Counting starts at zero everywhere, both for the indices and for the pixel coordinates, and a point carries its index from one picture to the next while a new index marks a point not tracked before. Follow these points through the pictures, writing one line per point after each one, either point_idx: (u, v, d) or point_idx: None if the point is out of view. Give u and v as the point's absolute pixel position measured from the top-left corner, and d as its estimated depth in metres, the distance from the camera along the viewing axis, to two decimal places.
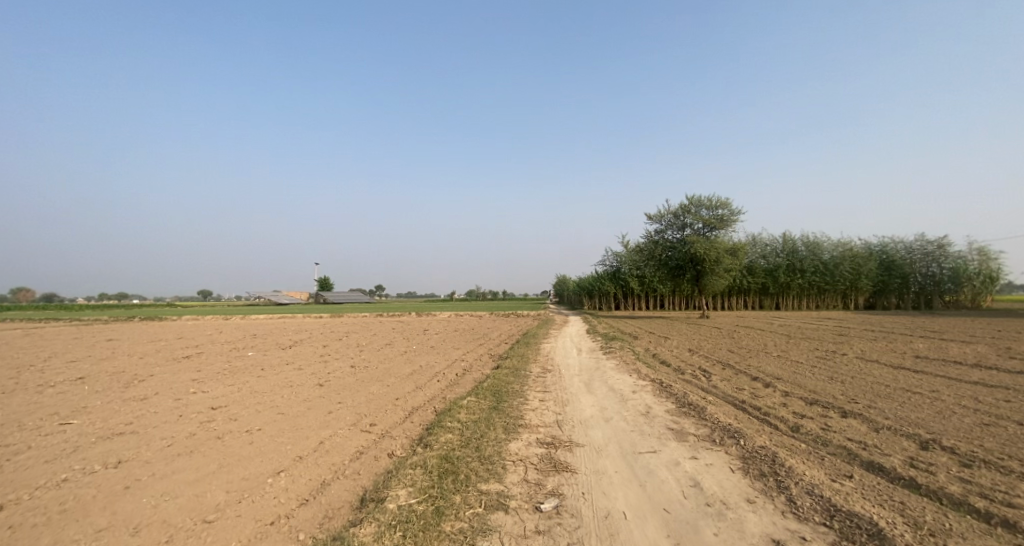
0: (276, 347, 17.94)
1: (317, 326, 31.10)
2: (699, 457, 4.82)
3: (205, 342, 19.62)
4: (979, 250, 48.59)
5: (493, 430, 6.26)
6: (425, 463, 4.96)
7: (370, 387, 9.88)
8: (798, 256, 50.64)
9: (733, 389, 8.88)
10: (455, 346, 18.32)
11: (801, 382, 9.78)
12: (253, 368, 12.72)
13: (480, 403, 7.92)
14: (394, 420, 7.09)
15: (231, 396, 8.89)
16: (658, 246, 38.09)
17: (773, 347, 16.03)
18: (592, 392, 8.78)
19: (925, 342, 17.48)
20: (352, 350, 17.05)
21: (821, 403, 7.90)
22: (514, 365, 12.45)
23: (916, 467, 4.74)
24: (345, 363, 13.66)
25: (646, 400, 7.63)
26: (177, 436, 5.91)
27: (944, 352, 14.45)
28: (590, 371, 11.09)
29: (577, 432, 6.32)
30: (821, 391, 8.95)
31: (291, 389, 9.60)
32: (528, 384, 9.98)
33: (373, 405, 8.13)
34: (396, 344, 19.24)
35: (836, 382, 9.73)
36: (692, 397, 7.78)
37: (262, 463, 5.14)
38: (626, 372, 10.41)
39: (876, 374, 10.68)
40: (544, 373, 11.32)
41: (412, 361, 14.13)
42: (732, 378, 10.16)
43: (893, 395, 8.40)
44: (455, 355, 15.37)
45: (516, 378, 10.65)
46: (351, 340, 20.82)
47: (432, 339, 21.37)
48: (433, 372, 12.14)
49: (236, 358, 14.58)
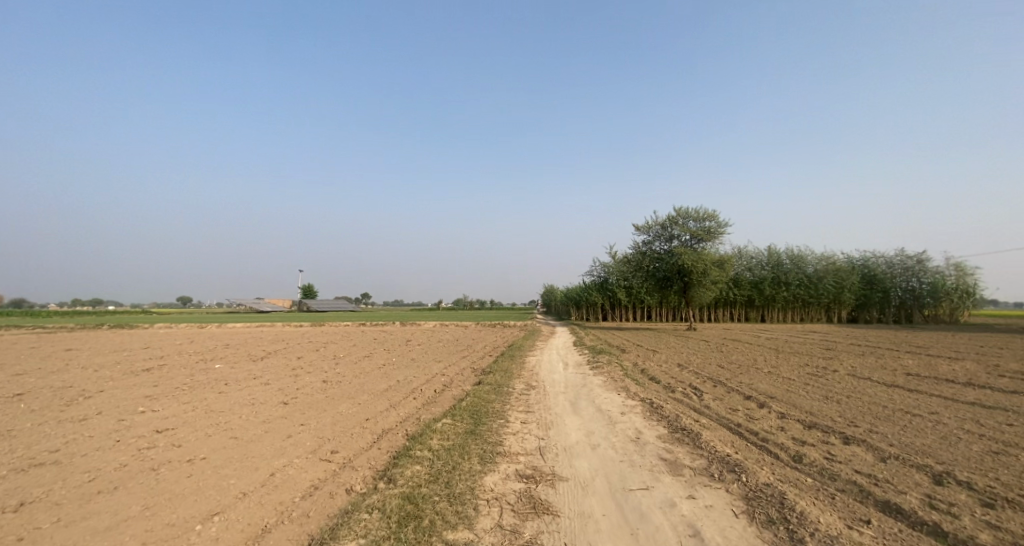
0: (247, 359, 17.03)
1: (296, 335, 30.05)
2: (698, 498, 4.26)
3: (171, 353, 18.59)
4: (957, 265, 49.55)
5: (467, 460, 5.63)
6: (385, 504, 4.31)
7: (339, 406, 9.17)
8: (782, 269, 51.09)
9: (727, 410, 8.36)
10: (437, 358, 17.63)
11: (796, 402, 9.31)
12: (216, 382, 11.87)
13: (456, 426, 7.27)
14: (359, 446, 6.43)
15: (182, 416, 8.10)
16: (645, 257, 37.91)
17: (762, 363, 15.63)
18: (578, 412, 8.19)
19: (912, 357, 17.28)
20: (327, 362, 16.23)
21: (820, 426, 7.42)
22: (496, 381, 11.81)
23: (937, 508, 4.23)
24: (317, 377, 12.86)
25: (636, 423, 7.06)
26: (104, 471, 5.16)
27: (934, 369, 14.17)
28: (576, 388, 10.51)
29: (560, 462, 5.72)
30: (818, 411, 8.48)
31: (251, 408, 8.83)
32: (510, 402, 9.35)
33: (338, 428, 7.45)
34: (374, 356, 18.45)
35: (831, 402, 9.27)
36: (684, 420, 7.24)
37: (196, 503, 4.45)
38: (613, 390, 9.85)
39: (871, 394, 10.28)
40: (528, 390, 10.71)
41: (390, 375, 13.41)
42: (725, 397, 9.66)
43: (892, 417, 7.97)
44: (435, 369, 14.66)
45: (498, 396, 10.01)
46: (328, 351, 19.99)
47: (413, 350, 20.60)
48: (410, 388, 11.43)
49: (200, 372, 13.67)
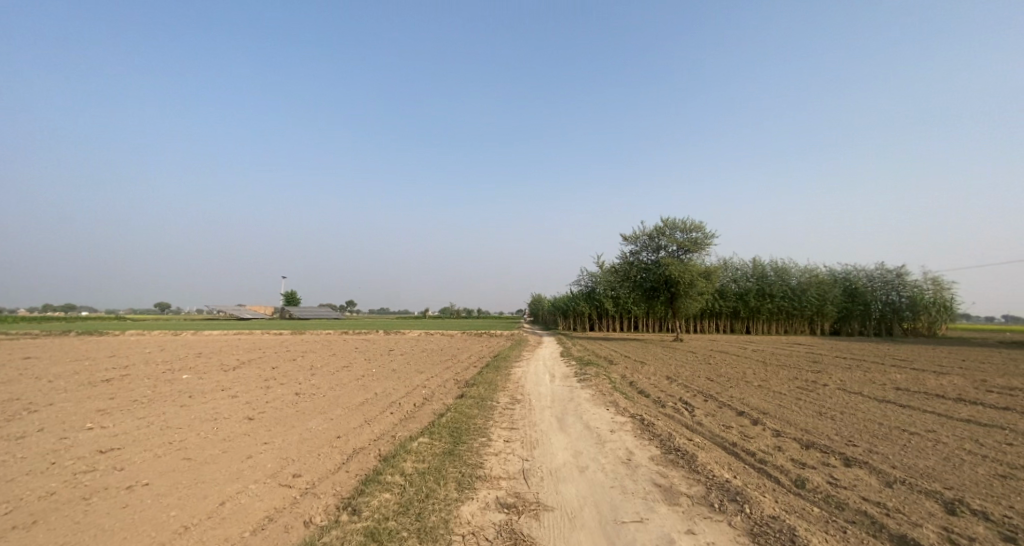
0: (218, 369, 16.21)
1: (274, 344, 29.01)
2: (698, 533, 3.83)
3: (138, 362, 17.66)
4: (934, 279, 50.53)
5: (443, 486, 5.11)
6: (344, 542, 3.77)
7: (309, 422, 8.56)
8: (767, 281, 51.55)
9: (720, 427, 7.98)
10: (419, 369, 17.01)
11: (790, 418, 8.97)
12: (179, 395, 11.11)
13: (433, 445, 6.73)
14: (325, 469, 5.87)
15: (134, 433, 7.43)
16: (632, 267, 37.78)
17: (751, 376, 15.35)
18: (565, 430, 7.72)
19: (898, 371, 17.22)
20: (303, 373, 15.53)
21: (818, 445, 7.07)
22: (479, 394, 11.28)
23: (958, 543, 3.84)
24: (290, 389, 12.18)
25: (626, 443, 6.60)
26: (28, 503, 4.56)
27: (922, 384, 14.01)
28: (562, 403, 10.03)
29: (545, 489, 5.22)
30: (813, 429, 8.14)
31: (212, 424, 8.16)
32: (493, 418, 8.83)
33: (305, 447, 6.87)
34: (354, 366, 17.74)
35: (826, 419, 8.95)
36: (677, 438, 6.82)
37: (127, 539, 3.90)
38: (602, 405, 9.41)
39: (865, 409, 10.01)
40: (513, 404, 10.20)
41: (368, 387, 12.79)
42: (717, 413, 9.29)
43: (891, 435, 7.66)
44: (416, 381, 14.06)
45: (480, 410, 9.49)
46: (306, 361, 19.19)
47: (394, 361, 19.93)
48: (387, 401, 10.83)
49: (164, 383, 12.87)
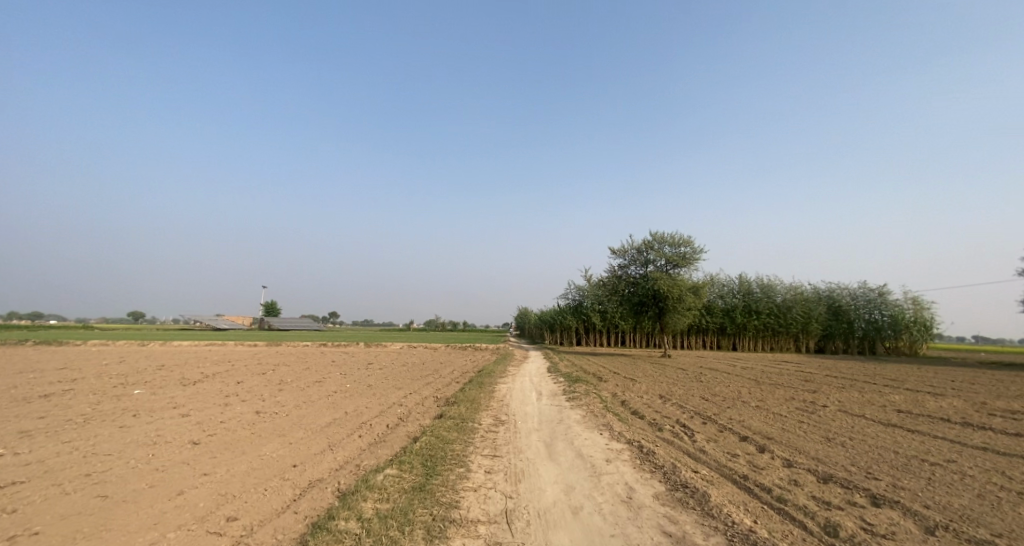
0: (178, 383, 14.97)
1: (245, 356, 27.39)
2: None
3: (90, 374, 16.30)
4: (915, 298, 51.18)
5: (408, 536, 4.18)
6: None
7: (263, 447, 7.53)
8: (752, 298, 51.62)
9: (726, 456, 7.17)
10: (397, 384, 15.96)
11: (799, 445, 8.22)
12: (122, 414, 9.93)
13: (402, 478, 5.78)
14: (269, 511, 4.90)
15: (51, 461, 6.36)
16: (620, 281, 37.28)
17: (747, 395, 14.66)
18: (554, 458, 6.83)
19: (893, 391, 16.76)
20: (272, 388, 14.38)
21: (838, 478, 6.32)
22: (459, 414, 10.32)
23: None
24: (251, 407, 11.07)
25: (625, 476, 5.74)
26: None
27: (923, 406, 13.46)
28: (550, 425, 9.11)
29: (533, 537, 4.33)
30: (826, 458, 7.40)
31: (148, 450, 7.07)
32: (474, 443, 7.89)
33: (251, 479, 5.90)
34: (327, 381, 16.56)
35: (837, 446, 8.24)
36: (683, 470, 6.00)
37: None
38: (593, 428, 8.54)
39: (874, 435, 9.34)
40: (495, 427, 9.25)
41: (338, 405, 11.71)
42: (719, 438, 8.50)
43: (912, 467, 6.97)
44: (393, 398, 13.05)
45: (459, 433, 8.54)
46: (276, 375, 17.90)
47: (372, 375, 18.79)
48: (357, 422, 9.79)
49: (111, 399, 11.64)
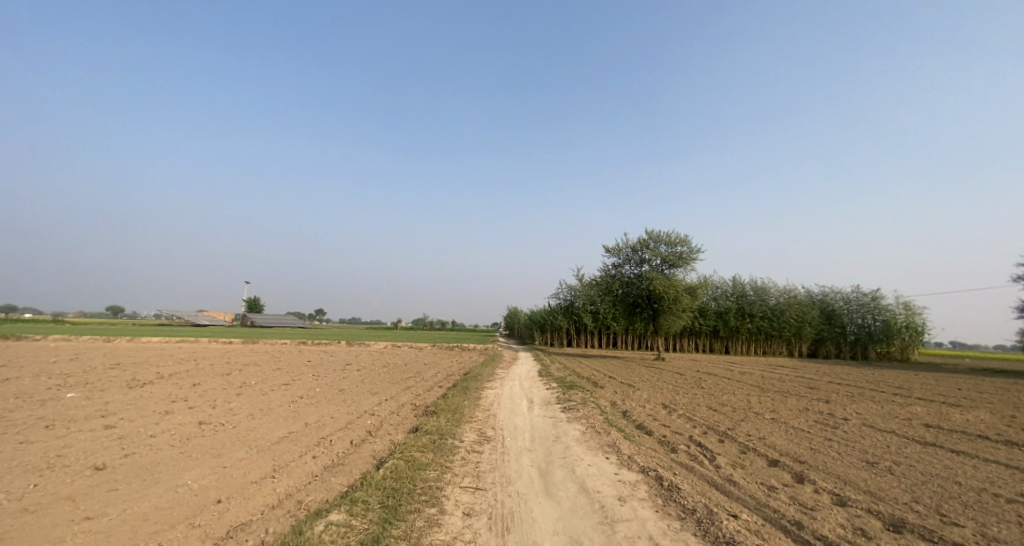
0: (123, 386, 13.24)
1: (213, 354, 25.49)
2: None
3: (26, 374, 14.42)
4: (908, 303, 50.68)
5: None
6: None
7: (187, 474, 5.98)
8: (747, 300, 50.72)
9: (764, 491, 5.80)
10: (372, 389, 14.42)
11: (842, 472, 6.88)
12: (32, 425, 8.24)
13: (348, 530, 4.28)
14: None
15: None
16: (614, 281, 36.06)
17: (758, 406, 13.39)
18: (552, 495, 5.40)
19: (910, 402, 15.60)
20: (228, 392, 12.76)
21: (912, 524, 4.99)
22: (438, 428, 8.80)
23: None
24: (194, 417, 9.46)
25: (647, 527, 4.36)
26: None
27: (951, 421, 12.25)
28: (545, 444, 7.69)
29: None
30: (880, 491, 6.09)
31: (31, 480, 5.48)
32: (452, 470, 6.40)
33: (147, 527, 4.38)
34: (295, 385, 14.88)
35: (884, 473, 6.95)
36: (722, 517, 4.61)
37: None
38: (596, 449, 7.14)
39: (918, 460, 8.05)
40: (480, 445, 7.79)
41: (299, 416, 10.15)
42: (746, 463, 7.16)
43: (992, 507, 5.67)
44: (364, 406, 11.51)
45: (436, 456, 7.02)
46: (240, 377, 16.20)
47: (347, 378, 17.19)
48: (315, 438, 8.26)
49: (30, 404, 9.94)
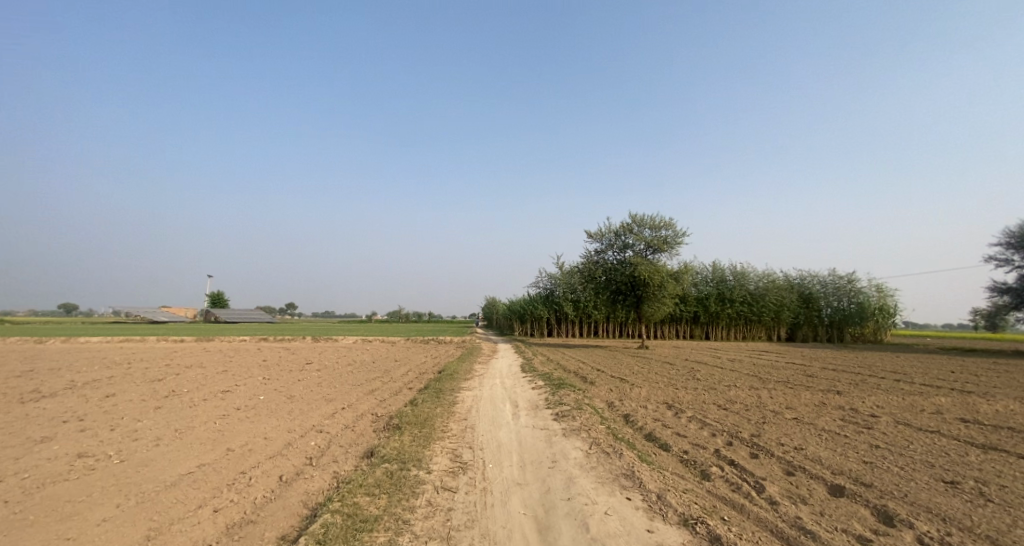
0: (12, 401, 10.72)
1: (154, 355, 22.50)
2: None
3: None
4: (880, 286, 51.14)
5: None
6: None
7: None
8: (726, 286, 50.25)
9: None
10: (328, 395, 12.26)
11: (930, 502, 5.20)
12: None
13: None
14: None
15: None
16: (597, 268, 34.52)
17: (771, 402, 11.82)
18: None
19: (921, 391, 14.38)
20: (144, 406, 10.41)
21: None
22: (397, 453, 6.72)
23: None
24: (76, 446, 7.19)
25: None
26: None
27: (987, 415, 10.84)
28: (540, 474, 5.80)
29: None
30: (1008, 537, 4.38)
31: None
32: (408, 529, 4.39)
33: None
34: (235, 393, 12.50)
35: (981, 500, 5.32)
36: None
37: None
38: (612, 484, 5.25)
39: (1000, 473, 6.45)
40: (454, 479, 5.81)
41: (221, 438, 7.95)
42: (807, 493, 5.40)
43: None
44: (311, 419, 9.40)
45: (389, 502, 5.01)
46: (171, 384, 13.70)
47: (302, 380, 14.95)
48: (232, 474, 6.17)
49: None
